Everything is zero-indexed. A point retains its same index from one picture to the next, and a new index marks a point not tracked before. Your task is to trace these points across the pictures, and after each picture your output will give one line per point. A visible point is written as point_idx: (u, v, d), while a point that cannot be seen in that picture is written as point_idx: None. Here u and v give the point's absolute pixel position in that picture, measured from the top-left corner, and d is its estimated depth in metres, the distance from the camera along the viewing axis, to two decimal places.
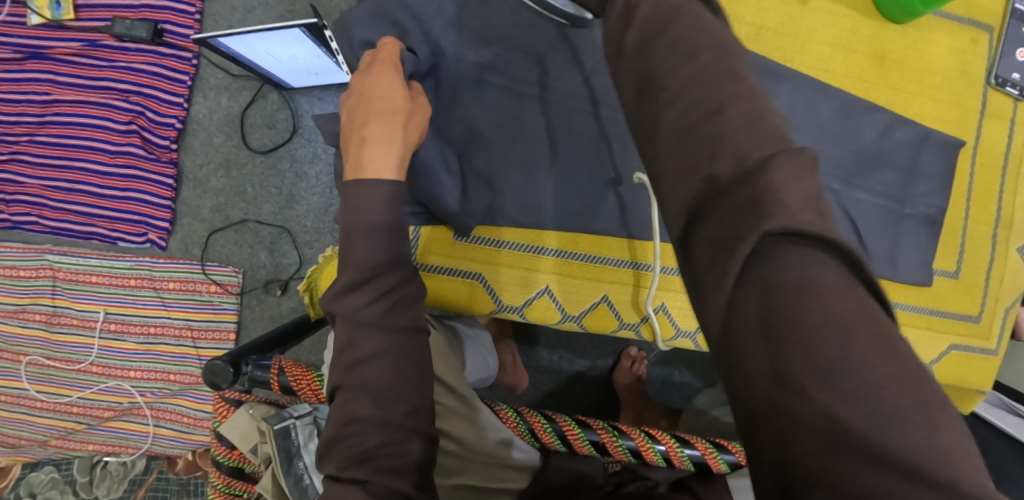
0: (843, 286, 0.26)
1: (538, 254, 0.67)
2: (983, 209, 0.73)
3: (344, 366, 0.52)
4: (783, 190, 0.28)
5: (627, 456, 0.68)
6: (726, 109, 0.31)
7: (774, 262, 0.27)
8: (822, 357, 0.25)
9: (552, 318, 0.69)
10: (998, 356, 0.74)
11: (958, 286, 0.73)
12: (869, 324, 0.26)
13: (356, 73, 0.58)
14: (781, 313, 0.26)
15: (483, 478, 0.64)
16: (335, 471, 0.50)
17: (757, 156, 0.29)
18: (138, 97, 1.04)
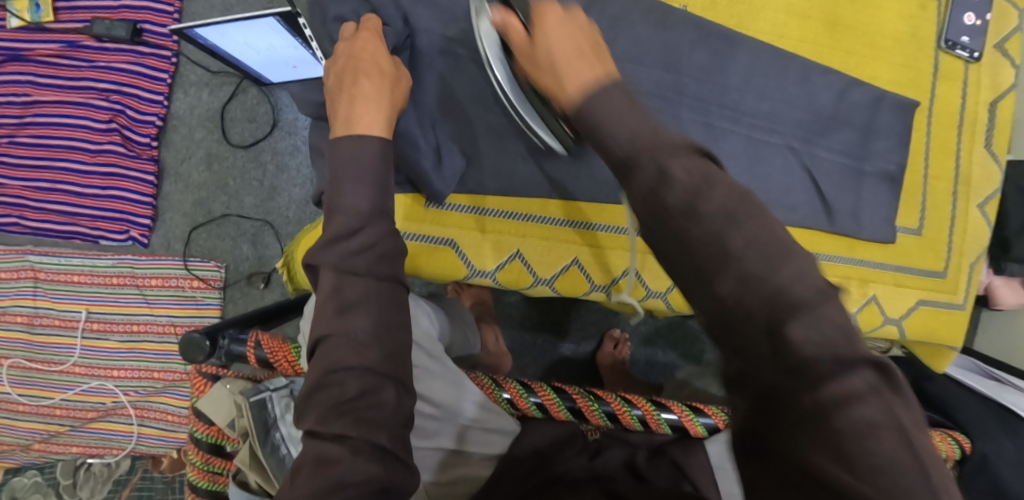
0: (871, 390, 0.31)
1: (496, 217, 0.70)
2: (941, 167, 0.75)
3: (329, 316, 0.54)
4: (818, 325, 0.32)
5: (604, 421, 0.69)
6: (782, 267, 0.33)
7: (812, 373, 0.31)
8: (845, 450, 0.30)
9: (525, 283, 0.71)
10: (964, 310, 0.76)
11: (922, 242, 0.75)
12: (890, 423, 0.30)
13: (343, 40, 0.61)
14: (813, 415, 0.31)
15: (457, 440, 0.64)
16: (314, 423, 0.52)
17: (803, 297, 0.32)
18: (119, 96, 1.05)
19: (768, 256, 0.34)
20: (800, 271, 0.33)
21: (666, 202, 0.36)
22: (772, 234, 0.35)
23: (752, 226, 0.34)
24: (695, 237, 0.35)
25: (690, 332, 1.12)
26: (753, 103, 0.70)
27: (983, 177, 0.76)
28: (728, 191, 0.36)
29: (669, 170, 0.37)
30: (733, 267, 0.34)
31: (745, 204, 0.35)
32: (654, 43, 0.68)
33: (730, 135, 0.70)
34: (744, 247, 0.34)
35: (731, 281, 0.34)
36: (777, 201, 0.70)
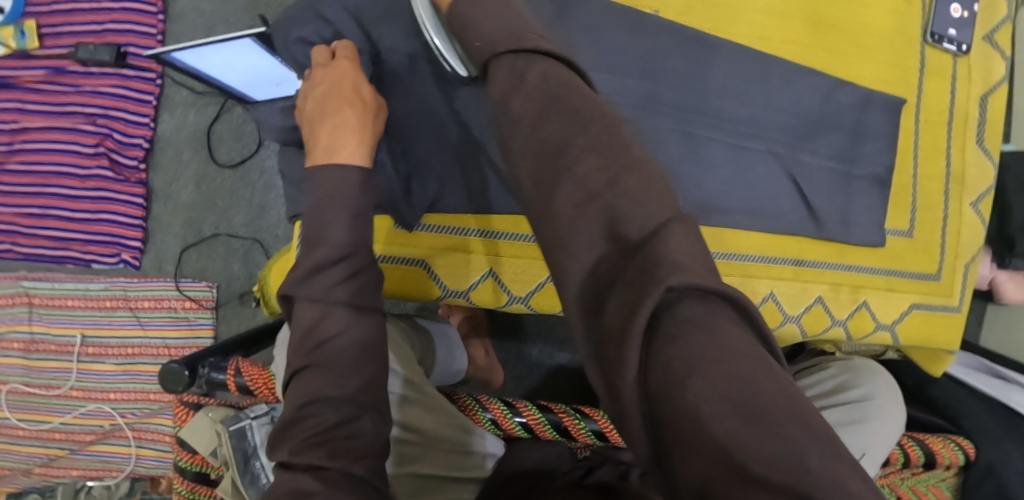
0: (735, 333, 0.30)
1: (463, 236, 0.71)
2: (932, 166, 0.74)
3: (307, 349, 0.54)
4: (680, 249, 0.31)
5: (592, 439, 0.67)
6: (625, 180, 0.33)
7: (675, 315, 0.30)
8: (729, 400, 0.27)
9: (501, 300, 0.73)
10: (961, 313, 0.74)
11: (914, 245, 0.73)
12: (760, 365, 0.29)
13: (317, 66, 0.60)
14: (686, 359, 0.28)
15: (442, 466, 0.63)
16: (290, 455, 0.51)
17: (651, 222, 0.32)
18: (105, 119, 1.05)
19: (612, 173, 0.33)
20: (640, 193, 0.33)
21: (515, 110, 0.36)
22: (616, 140, 0.35)
23: (598, 130, 0.35)
24: (540, 144, 0.35)
25: None
26: (734, 108, 0.68)
27: (976, 174, 0.75)
28: (582, 99, 0.36)
29: (526, 72, 0.37)
30: (574, 175, 0.34)
31: (596, 113, 0.36)
32: (632, 50, 0.67)
33: (711, 142, 0.68)
34: (580, 149, 0.34)
35: (573, 189, 0.33)
36: (762, 210, 0.69)
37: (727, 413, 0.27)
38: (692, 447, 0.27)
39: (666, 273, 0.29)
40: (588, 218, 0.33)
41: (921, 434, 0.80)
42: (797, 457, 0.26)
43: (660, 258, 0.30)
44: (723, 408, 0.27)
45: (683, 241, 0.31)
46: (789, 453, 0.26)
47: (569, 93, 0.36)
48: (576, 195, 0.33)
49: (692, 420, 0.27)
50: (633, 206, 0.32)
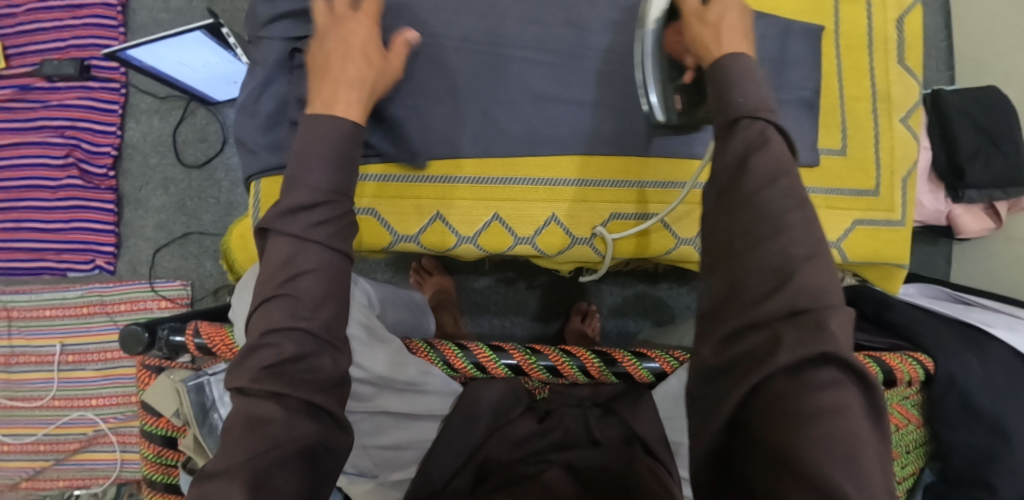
0: (859, 403, 0.41)
1: (450, 182, 0.70)
2: (857, 87, 0.77)
3: (277, 282, 0.54)
4: (839, 325, 0.41)
5: (546, 375, 0.70)
6: (814, 262, 0.43)
7: (818, 373, 0.41)
8: (832, 446, 0.39)
9: (450, 243, 0.72)
10: (905, 226, 0.76)
11: (848, 162, 0.76)
12: (868, 431, 0.40)
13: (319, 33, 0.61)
14: (814, 405, 0.40)
15: (405, 406, 0.66)
16: (248, 382, 0.51)
17: (817, 298, 0.42)
18: (73, 131, 1.09)
19: (804, 253, 0.44)
20: (820, 274, 0.43)
21: (749, 165, 0.46)
22: (812, 226, 0.45)
23: (807, 213, 0.45)
24: (755, 205, 0.45)
25: (654, 296, 1.13)
26: None
27: (902, 93, 0.77)
28: (795, 182, 0.46)
29: (766, 139, 0.47)
30: (776, 241, 0.44)
31: (805, 199, 0.46)
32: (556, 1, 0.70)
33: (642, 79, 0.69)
34: (790, 225, 0.44)
35: (773, 250, 0.44)
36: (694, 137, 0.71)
37: (817, 448, 0.39)
38: (789, 461, 0.40)
39: (825, 344, 0.40)
40: (774, 283, 0.43)
41: (878, 353, 0.79)
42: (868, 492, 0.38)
43: (821, 329, 0.41)
44: (822, 448, 0.39)
45: (840, 323, 0.42)
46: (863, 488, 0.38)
47: (788, 171, 0.46)
48: (771, 260, 0.43)
49: (799, 446, 0.40)
50: (819, 287, 0.42)
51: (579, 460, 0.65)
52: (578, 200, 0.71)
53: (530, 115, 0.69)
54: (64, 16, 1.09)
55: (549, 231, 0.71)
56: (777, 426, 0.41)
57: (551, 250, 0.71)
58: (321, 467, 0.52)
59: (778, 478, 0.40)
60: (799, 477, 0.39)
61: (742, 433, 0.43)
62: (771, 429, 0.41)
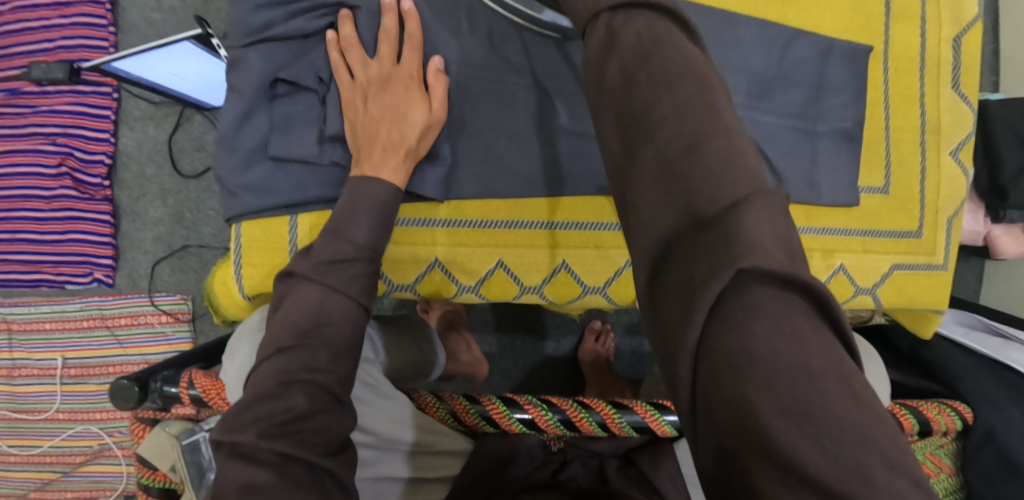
0: (811, 328, 0.28)
1: (455, 226, 0.61)
2: (905, 117, 0.69)
3: (290, 327, 0.49)
4: (760, 225, 0.28)
5: (562, 429, 0.65)
6: (704, 147, 0.31)
7: (743, 299, 0.28)
8: (789, 398, 0.26)
9: (449, 292, 0.63)
10: (946, 270, 0.69)
11: (889, 202, 0.68)
12: (834, 366, 0.27)
13: (370, 81, 0.56)
14: (746, 349, 0.27)
15: (412, 467, 0.63)
16: (255, 439, 0.44)
17: (719, 193, 0.30)
18: (65, 138, 1.03)
19: (690, 137, 0.31)
20: (716, 160, 0.30)
21: (607, 72, 0.35)
22: (704, 103, 0.32)
23: (684, 90, 0.33)
24: (629, 110, 0.34)
25: None
26: None
27: (953, 122, 0.69)
28: (676, 57, 0.34)
29: (620, 31, 0.35)
30: (653, 144, 0.32)
31: (688, 74, 0.33)
32: None
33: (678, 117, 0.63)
34: (668, 116, 0.32)
35: (652, 157, 0.32)
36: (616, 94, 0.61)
37: (780, 414, 0.26)
38: (747, 439, 0.27)
39: (736, 256, 0.27)
40: (661, 200, 0.31)
41: (914, 402, 0.74)
42: (857, 465, 0.25)
43: (730, 237, 0.28)
44: (777, 405, 0.26)
45: (763, 218, 0.29)
46: (848, 455, 0.25)
47: (660, 51, 0.34)
48: (654, 164, 0.32)
49: (748, 412, 0.27)
50: (717, 182, 0.30)
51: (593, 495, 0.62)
52: (588, 245, 0.62)
53: (536, 150, 0.61)
54: (51, 15, 1.02)
55: (558, 279, 0.63)
56: (717, 402, 0.28)
57: (559, 300, 0.64)
58: None
59: (740, 477, 0.27)
60: (761, 459, 0.26)
61: (692, 429, 0.30)
62: (714, 405, 0.28)
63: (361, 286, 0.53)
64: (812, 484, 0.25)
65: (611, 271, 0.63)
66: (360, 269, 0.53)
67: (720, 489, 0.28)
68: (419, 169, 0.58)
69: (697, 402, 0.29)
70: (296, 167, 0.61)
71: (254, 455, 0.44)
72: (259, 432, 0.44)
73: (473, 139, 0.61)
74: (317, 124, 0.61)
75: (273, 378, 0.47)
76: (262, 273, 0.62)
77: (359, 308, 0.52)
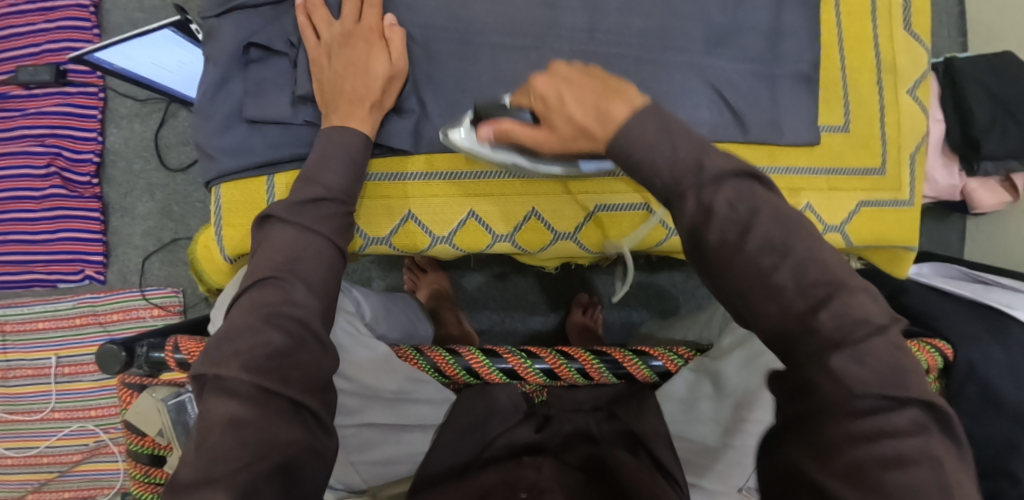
0: (914, 429, 0.34)
1: (424, 179, 0.63)
2: (860, 57, 0.71)
3: (268, 267, 0.50)
4: (870, 358, 0.35)
5: (542, 379, 0.66)
6: (831, 308, 0.36)
7: (854, 406, 0.35)
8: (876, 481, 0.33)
9: (423, 244, 0.64)
10: (912, 206, 0.71)
11: (850, 139, 0.70)
12: (927, 459, 0.33)
13: (335, 41, 0.59)
14: (847, 438, 0.34)
15: (390, 415, 0.64)
16: (236, 371, 0.45)
17: (845, 330, 0.35)
18: (53, 139, 1.06)
19: (817, 293, 0.36)
20: (846, 313, 0.36)
21: (708, 237, 0.38)
22: (819, 260, 0.37)
23: (800, 260, 0.37)
24: (744, 272, 0.38)
25: (657, 286, 1.10)
26: (641, 21, 0.66)
27: (909, 61, 0.71)
28: (773, 215, 0.38)
29: (712, 200, 0.39)
30: (780, 300, 0.37)
31: (799, 239, 0.38)
32: None
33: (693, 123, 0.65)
34: (795, 287, 0.37)
35: (777, 313, 0.37)
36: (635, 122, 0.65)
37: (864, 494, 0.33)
38: None
39: (854, 395, 0.35)
40: (791, 347, 0.37)
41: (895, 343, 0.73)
42: None
43: (842, 378, 0.35)
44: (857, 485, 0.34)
45: (878, 359, 0.35)
46: None
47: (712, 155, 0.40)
48: (778, 320, 0.37)
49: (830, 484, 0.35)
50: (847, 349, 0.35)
51: (577, 459, 0.61)
52: (558, 192, 0.64)
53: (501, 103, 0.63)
54: (37, 20, 1.05)
55: (528, 228, 0.65)
56: (808, 467, 0.35)
57: (531, 248, 0.65)
58: (302, 480, 0.46)
59: None
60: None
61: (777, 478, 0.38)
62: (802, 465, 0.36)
63: (335, 231, 0.54)
64: None
65: (580, 217, 0.65)
66: (332, 212, 0.55)
67: None
68: (387, 123, 0.61)
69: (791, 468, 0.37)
70: (270, 129, 0.63)
71: (237, 386, 0.45)
72: (242, 365, 0.45)
73: (439, 91, 0.63)
74: (289, 86, 0.63)
75: (253, 313, 0.48)
76: (240, 234, 0.64)
77: (332, 248, 0.54)
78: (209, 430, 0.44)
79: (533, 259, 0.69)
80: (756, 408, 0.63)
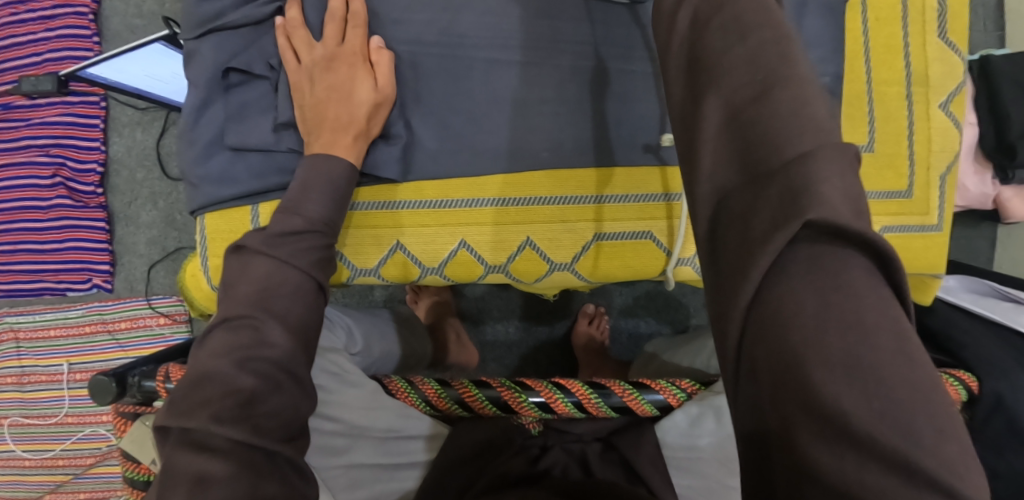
0: (873, 286, 0.26)
1: (411, 207, 0.61)
2: (889, 69, 0.65)
3: (244, 309, 0.48)
4: (829, 180, 0.27)
5: (537, 412, 0.64)
6: (774, 98, 0.29)
7: (795, 254, 0.27)
8: (841, 354, 0.25)
9: (413, 275, 0.63)
10: (942, 231, 0.65)
11: (876, 160, 0.64)
12: (889, 329, 0.25)
13: (317, 66, 0.57)
14: (796, 305, 0.26)
15: (378, 453, 0.61)
16: (206, 424, 0.43)
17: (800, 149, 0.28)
18: (57, 149, 1.06)
19: (754, 89, 0.30)
20: (785, 109, 0.29)
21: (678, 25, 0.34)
22: (777, 52, 0.30)
23: (756, 43, 0.31)
24: (703, 59, 0.32)
25: (667, 297, 1.06)
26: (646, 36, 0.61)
27: (943, 73, 0.65)
28: (750, 15, 0.31)
29: None
30: (720, 90, 0.31)
31: (757, 31, 0.31)
32: None
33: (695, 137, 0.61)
34: (742, 75, 0.31)
35: (720, 114, 0.31)
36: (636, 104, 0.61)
37: (829, 369, 0.25)
38: (792, 400, 0.26)
39: (800, 206, 0.26)
40: (727, 151, 0.30)
41: None
42: (910, 428, 0.24)
43: (798, 188, 0.27)
44: (827, 367, 0.25)
45: (839, 175, 0.27)
46: (905, 423, 0.24)
47: None
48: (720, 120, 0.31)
49: (789, 367, 0.26)
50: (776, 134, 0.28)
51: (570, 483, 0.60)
52: (554, 220, 0.61)
53: (496, 127, 0.60)
54: (38, 29, 1.04)
55: (522, 257, 0.62)
56: (760, 355, 0.27)
57: (526, 278, 0.63)
58: None
59: (784, 444, 0.27)
60: (812, 426, 0.25)
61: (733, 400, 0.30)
62: (762, 385, 0.27)
63: (314, 265, 0.53)
64: (856, 440, 0.24)
65: (579, 246, 0.62)
66: (312, 245, 0.53)
67: (766, 469, 0.28)
68: (374, 152, 0.59)
69: (742, 369, 0.29)
70: (253, 155, 0.62)
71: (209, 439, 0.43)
72: (212, 415, 0.43)
73: (429, 114, 0.60)
74: (272, 112, 0.61)
75: (225, 357, 0.46)
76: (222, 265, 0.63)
77: (311, 283, 0.52)
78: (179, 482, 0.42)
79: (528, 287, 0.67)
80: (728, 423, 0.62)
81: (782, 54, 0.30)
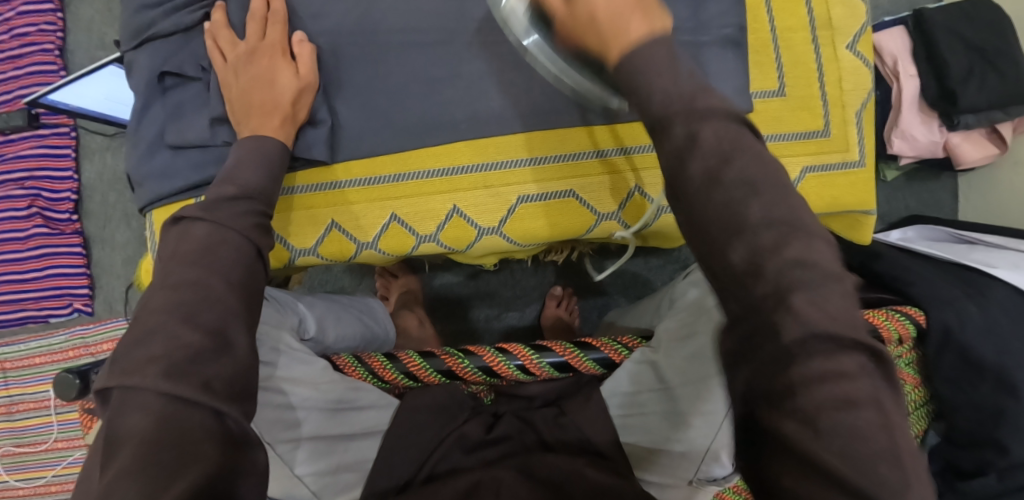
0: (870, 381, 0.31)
1: (345, 187, 0.64)
2: (791, 16, 0.67)
3: (181, 268, 0.46)
4: (822, 292, 0.31)
5: (483, 377, 0.66)
6: (794, 248, 0.32)
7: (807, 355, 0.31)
8: (840, 438, 0.31)
9: (349, 251, 0.65)
10: (865, 166, 0.67)
11: (789, 103, 0.66)
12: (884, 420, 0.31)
13: (239, 59, 0.59)
14: (800, 393, 0.31)
15: (331, 425, 0.62)
16: (146, 385, 0.42)
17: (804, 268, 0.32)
18: (32, 181, 1.10)
19: (759, 204, 0.34)
20: (790, 225, 0.33)
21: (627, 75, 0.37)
22: (771, 172, 0.34)
23: (775, 205, 0.33)
24: (720, 233, 0.34)
25: (634, 274, 1.08)
26: None
27: (846, 14, 0.68)
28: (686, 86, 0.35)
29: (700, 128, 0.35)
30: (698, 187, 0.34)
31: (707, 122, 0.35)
32: None
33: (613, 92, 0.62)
34: (765, 231, 0.33)
35: (747, 265, 0.33)
36: None
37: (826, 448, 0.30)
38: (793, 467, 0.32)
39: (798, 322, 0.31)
40: (751, 315, 0.33)
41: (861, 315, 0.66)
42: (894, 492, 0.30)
43: (792, 300, 0.31)
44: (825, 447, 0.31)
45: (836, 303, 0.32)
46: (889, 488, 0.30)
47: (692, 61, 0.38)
48: (744, 252, 0.33)
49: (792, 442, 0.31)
50: (805, 268, 0.31)
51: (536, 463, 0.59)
52: (479, 186, 0.63)
53: (415, 103, 0.63)
54: (6, 68, 1.09)
55: (452, 224, 0.64)
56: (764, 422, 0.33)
57: (458, 245, 0.65)
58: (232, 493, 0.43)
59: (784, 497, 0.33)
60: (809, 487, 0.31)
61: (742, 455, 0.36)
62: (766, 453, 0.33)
63: (249, 228, 0.50)
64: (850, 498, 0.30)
65: (504, 210, 0.64)
66: (250, 209, 0.52)
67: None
68: (302, 138, 0.61)
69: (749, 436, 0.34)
70: (191, 152, 0.65)
71: (154, 396, 0.42)
72: (161, 371, 0.42)
73: (352, 98, 0.63)
74: (206, 109, 0.64)
75: (171, 315, 0.44)
76: None
77: (250, 246, 0.50)
78: (120, 445, 0.41)
79: (464, 257, 0.69)
80: (692, 426, 0.58)
81: (759, 168, 0.35)
